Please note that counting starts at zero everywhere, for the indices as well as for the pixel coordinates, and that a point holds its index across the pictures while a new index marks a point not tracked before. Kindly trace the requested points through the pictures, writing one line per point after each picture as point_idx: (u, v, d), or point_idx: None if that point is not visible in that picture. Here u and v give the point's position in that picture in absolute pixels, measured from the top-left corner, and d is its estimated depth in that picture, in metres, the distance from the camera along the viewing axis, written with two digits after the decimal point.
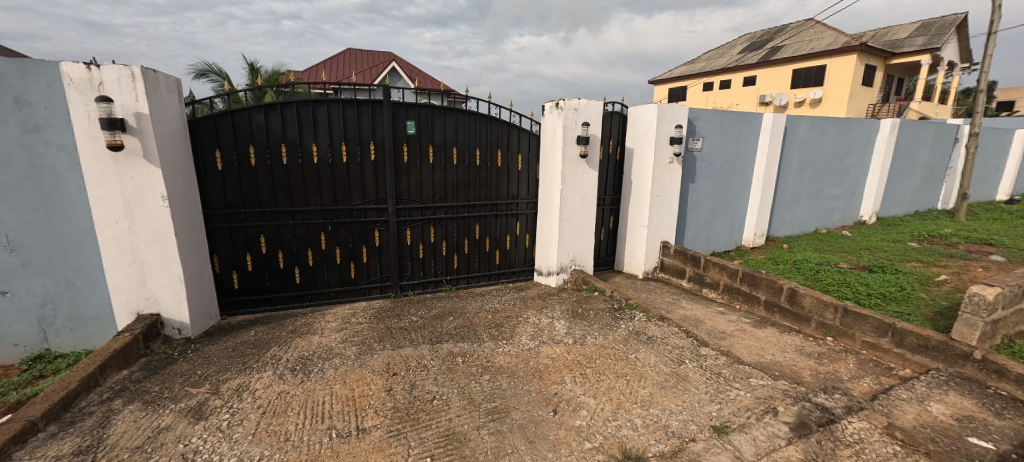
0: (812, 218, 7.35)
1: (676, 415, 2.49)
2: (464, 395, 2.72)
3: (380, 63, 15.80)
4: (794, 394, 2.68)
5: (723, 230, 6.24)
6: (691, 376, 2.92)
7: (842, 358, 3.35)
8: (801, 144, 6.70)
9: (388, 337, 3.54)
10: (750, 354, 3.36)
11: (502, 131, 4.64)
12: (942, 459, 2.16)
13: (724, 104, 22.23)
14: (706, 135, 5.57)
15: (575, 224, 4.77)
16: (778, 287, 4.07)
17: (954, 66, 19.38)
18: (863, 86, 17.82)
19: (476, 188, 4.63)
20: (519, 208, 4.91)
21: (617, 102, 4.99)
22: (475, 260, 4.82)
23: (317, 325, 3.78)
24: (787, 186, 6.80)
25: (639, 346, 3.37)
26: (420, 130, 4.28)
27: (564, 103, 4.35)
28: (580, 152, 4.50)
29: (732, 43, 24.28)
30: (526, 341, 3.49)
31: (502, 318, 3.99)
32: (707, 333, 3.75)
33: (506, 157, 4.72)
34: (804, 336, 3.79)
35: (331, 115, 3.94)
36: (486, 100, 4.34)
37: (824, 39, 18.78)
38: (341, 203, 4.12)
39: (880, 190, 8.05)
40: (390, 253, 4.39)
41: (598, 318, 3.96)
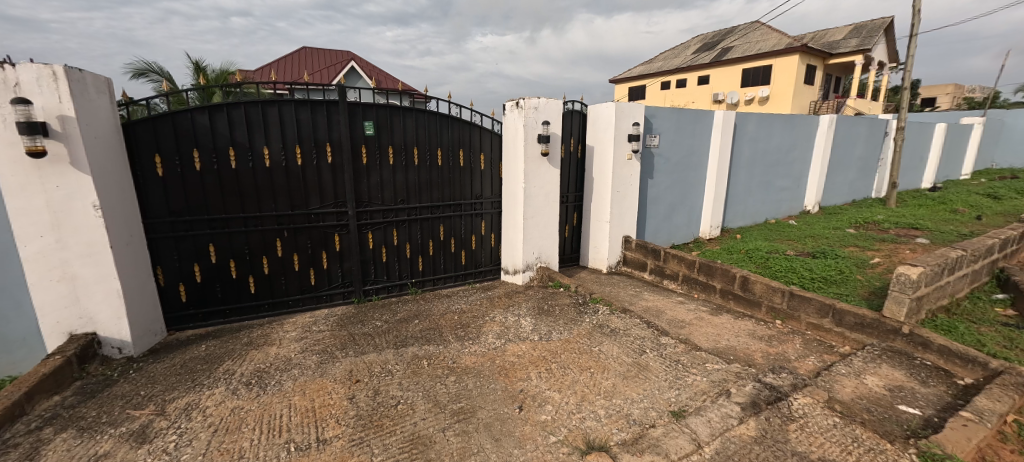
0: (762, 209, 7.77)
1: (637, 403, 2.57)
2: (430, 398, 2.68)
3: (337, 62, 15.30)
4: (745, 375, 2.83)
5: (681, 223, 6.48)
6: (651, 365, 3.02)
7: (790, 339, 3.57)
8: (750, 140, 7.07)
9: (351, 344, 3.44)
10: (707, 340, 3.52)
11: (463, 130, 4.61)
12: (875, 427, 2.34)
13: (681, 102, 23.11)
14: (662, 132, 5.76)
15: (539, 222, 4.80)
16: (732, 275, 4.28)
17: (883, 65, 21.05)
18: (804, 85, 19.02)
19: (439, 189, 4.58)
20: (483, 208, 4.91)
21: (576, 101, 5.08)
22: (441, 261, 4.77)
23: (275, 335, 3.62)
24: (738, 180, 7.15)
25: (603, 339, 3.46)
26: (379, 130, 4.17)
27: (525, 102, 4.36)
28: (542, 151, 4.54)
29: (686, 44, 25.28)
30: (492, 340, 3.49)
31: (468, 318, 3.97)
32: (668, 323, 3.90)
33: (469, 157, 4.69)
34: (756, 320, 4.01)
35: (283, 116, 3.78)
36: (447, 99, 4.29)
37: (769, 40, 19.89)
38: (298, 208, 3.96)
39: (821, 181, 8.63)
40: (352, 258, 4.26)
41: (563, 314, 4.02)
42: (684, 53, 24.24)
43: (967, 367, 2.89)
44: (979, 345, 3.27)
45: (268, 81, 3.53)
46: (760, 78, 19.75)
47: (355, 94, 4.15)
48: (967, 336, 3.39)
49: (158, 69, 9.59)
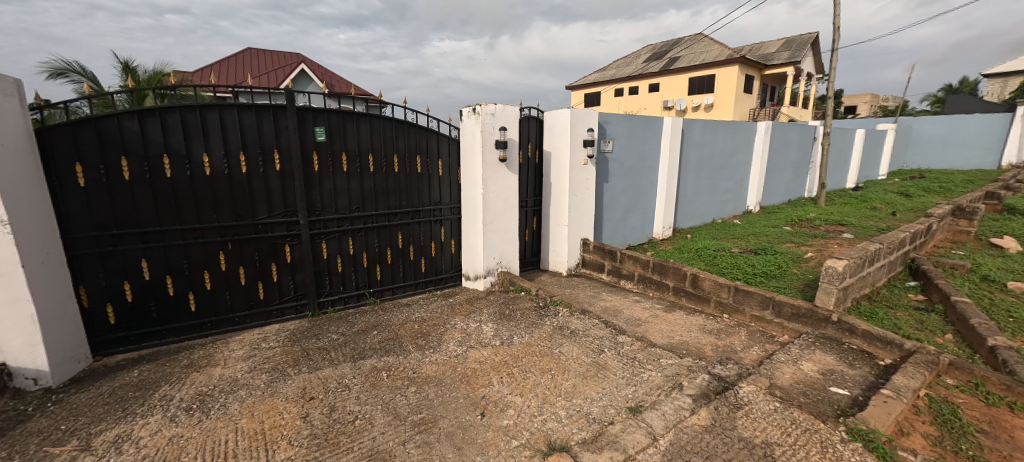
0: (709, 210, 8.22)
1: (596, 402, 2.63)
2: (389, 411, 2.61)
3: (287, 65, 14.65)
4: (696, 368, 2.98)
5: (636, 225, 6.73)
6: (610, 363, 3.10)
7: (736, 332, 3.80)
8: (696, 144, 7.48)
9: (304, 360, 3.28)
10: (662, 337, 3.67)
11: (420, 136, 4.55)
12: (811, 408, 2.53)
13: (633, 108, 24.09)
14: (616, 137, 5.97)
15: (498, 227, 4.82)
16: (683, 273, 4.49)
17: (811, 76, 23.01)
18: (744, 93, 20.39)
19: (396, 195, 4.48)
20: (442, 214, 4.86)
21: (532, 107, 5.15)
22: (400, 270, 4.67)
23: (219, 355, 3.38)
24: (687, 182, 7.53)
25: (563, 340, 3.52)
26: (331, 136, 4.03)
27: (482, 108, 4.38)
28: (499, 157, 4.57)
29: (637, 53, 26.41)
30: (453, 348, 3.45)
31: (429, 326, 3.90)
32: (625, 322, 4.03)
33: (426, 163, 4.64)
34: (705, 315, 4.23)
35: (224, 121, 3.56)
36: (402, 104, 4.22)
37: (712, 51, 21.19)
38: (243, 219, 3.74)
39: (761, 183, 9.27)
40: (305, 269, 4.08)
41: (524, 318, 4.05)
42: (636, 62, 25.31)
43: (887, 349, 3.20)
44: (896, 329, 3.64)
45: (207, 85, 3.33)
46: (705, 87, 20.98)
47: (305, 99, 3.99)
48: (886, 320, 3.75)
49: (79, 69, 8.73)
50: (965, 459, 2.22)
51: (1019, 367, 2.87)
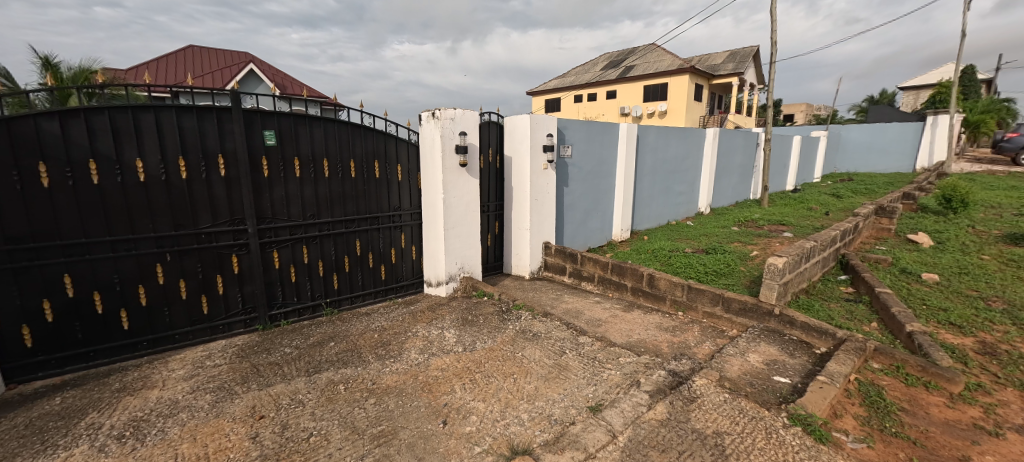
0: (664, 212, 8.58)
1: (558, 403, 2.66)
2: (347, 425, 2.52)
3: (233, 64, 13.87)
4: (653, 365, 3.09)
5: (596, 228, 6.89)
6: (571, 364, 3.16)
7: (689, 328, 3.98)
8: (651, 150, 7.79)
9: (254, 376, 3.10)
10: (621, 335, 3.79)
11: (378, 140, 4.45)
12: (756, 397, 2.69)
13: (592, 114, 24.75)
14: (574, 142, 6.11)
15: (460, 232, 4.79)
16: (640, 274, 4.65)
17: (754, 86, 24.64)
18: (694, 101, 21.50)
19: (353, 201, 4.35)
20: (402, 220, 4.77)
21: (492, 112, 5.17)
22: (359, 278, 4.53)
23: (157, 377, 3.12)
24: (643, 186, 7.82)
25: (525, 344, 3.54)
26: (282, 140, 3.85)
27: (441, 112, 4.34)
28: (460, 162, 4.55)
29: (595, 61, 27.20)
30: (415, 356, 3.38)
31: (389, 335, 3.80)
32: (586, 322, 4.12)
33: (384, 168, 4.54)
34: (662, 313, 4.40)
35: (161, 124, 3.32)
36: (359, 108, 4.11)
37: (664, 61, 22.19)
38: (183, 228, 3.49)
39: (710, 186, 9.77)
40: (254, 280, 3.86)
41: (486, 323, 4.03)
42: (594, 69, 26.05)
43: (822, 338, 3.46)
44: (830, 319, 3.95)
45: (140, 84, 3.08)
46: (658, 94, 21.92)
47: (252, 101, 3.79)
48: (821, 312, 4.07)
49: None
50: (889, 436, 2.44)
51: (932, 350, 3.20)
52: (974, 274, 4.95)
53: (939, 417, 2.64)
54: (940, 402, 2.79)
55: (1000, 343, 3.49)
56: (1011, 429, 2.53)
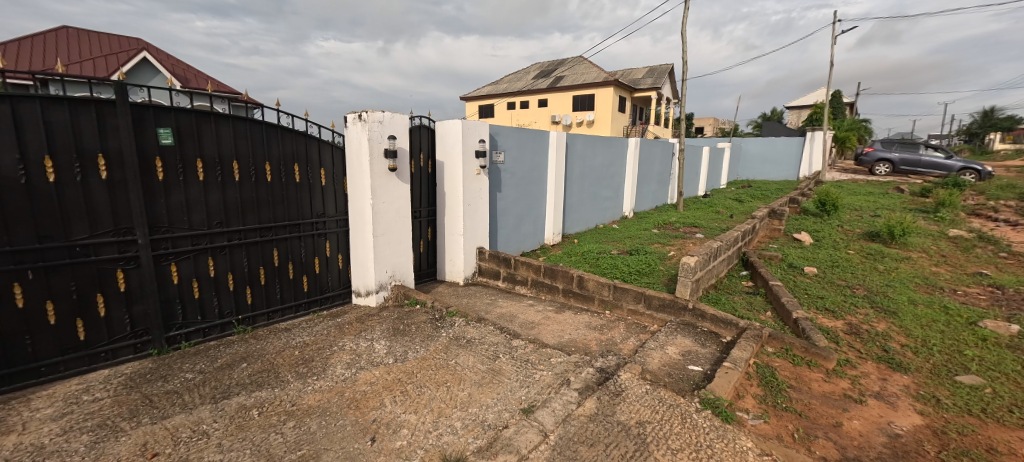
0: (592, 216, 9.00)
1: (491, 408, 2.66)
2: (261, 453, 2.30)
3: (121, 51, 12.12)
4: (582, 363, 3.22)
5: (529, 232, 7.03)
6: (504, 368, 3.17)
7: (616, 326, 4.21)
8: (579, 157, 8.15)
9: (147, 409, 2.71)
10: (553, 336, 3.90)
11: (298, 142, 4.15)
12: (673, 386, 2.91)
13: (524, 121, 25.31)
14: (506, 148, 6.19)
15: (390, 239, 4.61)
16: (571, 276, 4.83)
17: (669, 101, 26.89)
18: (618, 112, 22.91)
19: (270, 208, 4.01)
20: (327, 227, 4.48)
21: (423, 116, 5.08)
22: (278, 291, 4.17)
23: (14, 419, 2.60)
24: (572, 191, 8.14)
25: (459, 351, 3.50)
26: (181, 139, 3.44)
27: (368, 115, 4.16)
28: (389, 166, 4.39)
29: (526, 70, 27.93)
30: (341, 371, 3.19)
31: (312, 351, 3.54)
32: (520, 326, 4.18)
33: (305, 172, 4.25)
34: (591, 312, 4.61)
35: (20, 116, 2.80)
36: (275, 107, 3.81)
37: (590, 73, 23.40)
38: (51, 240, 2.96)
39: (633, 192, 10.45)
40: (147, 298, 3.38)
41: (419, 332, 3.92)
42: (525, 77, 26.71)
43: (727, 328, 3.85)
44: (734, 311, 4.41)
45: None
46: (586, 104, 23.04)
47: (143, 95, 3.35)
48: (727, 304, 4.53)
49: None
50: (781, 410, 2.77)
51: (812, 333, 3.71)
52: (843, 266, 5.83)
53: (819, 390, 3.06)
54: (820, 377, 3.23)
55: (862, 323, 4.15)
56: (871, 396, 3.01)
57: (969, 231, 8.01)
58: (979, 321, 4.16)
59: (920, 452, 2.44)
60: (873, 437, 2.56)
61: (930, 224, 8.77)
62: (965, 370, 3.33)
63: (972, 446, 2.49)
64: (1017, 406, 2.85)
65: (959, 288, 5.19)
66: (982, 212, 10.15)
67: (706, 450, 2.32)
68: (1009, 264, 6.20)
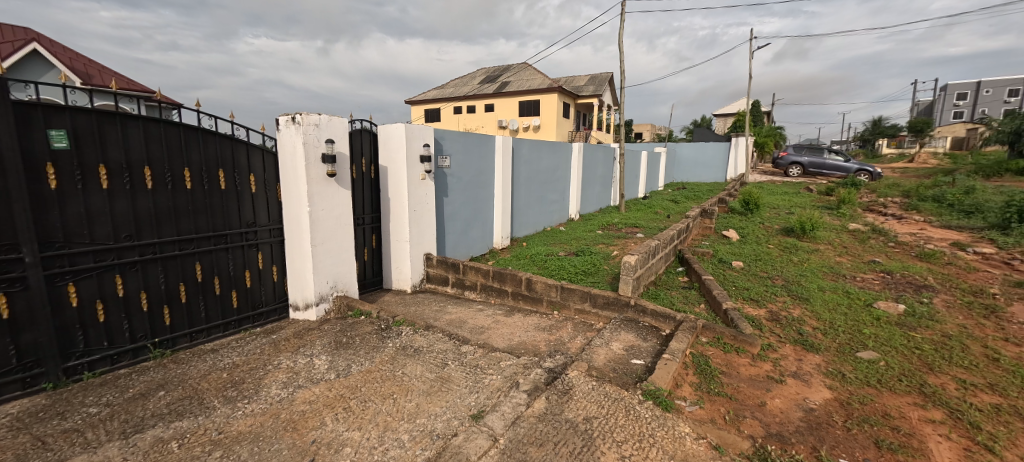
0: (540, 219, 9.14)
1: (439, 417, 2.61)
2: None
3: (6, 41, 10.55)
4: (531, 364, 3.25)
5: (477, 236, 7.00)
6: (453, 376, 3.12)
7: (564, 325, 4.31)
8: (525, 161, 8.25)
9: (38, 453, 2.35)
10: (503, 340, 3.91)
11: (222, 146, 3.84)
12: (617, 381, 3.02)
13: (471, 126, 25.27)
14: (452, 153, 6.13)
15: (330, 248, 4.38)
16: (519, 278, 4.86)
17: (610, 107, 28.11)
18: (562, 117, 23.56)
19: (191, 218, 3.65)
20: (258, 237, 4.18)
21: (364, 120, 4.90)
22: (202, 309, 3.80)
23: None
24: (519, 195, 8.22)
25: (406, 360, 3.39)
26: (79, 142, 3.04)
27: (303, 118, 3.93)
28: (328, 171, 4.18)
29: (472, 75, 27.95)
30: (276, 392, 2.97)
31: (243, 372, 3.27)
32: (469, 331, 4.14)
33: (232, 178, 3.93)
34: (539, 314, 4.67)
35: None
36: (194, 108, 3.49)
37: (534, 79, 23.88)
38: None
39: (578, 195, 10.77)
40: (37, 326, 2.93)
41: (363, 343, 3.76)
42: (471, 82, 26.70)
43: (665, 322, 4.07)
44: (672, 305, 4.67)
45: None
46: (531, 109, 23.47)
47: (28, 92, 2.91)
48: (665, 299, 4.80)
49: None
50: (714, 395, 2.97)
51: (739, 322, 4.02)
52: (765, 259, 6.40)
53: (746, 374, 3.32)
54: (746, 362, 3.51)
55: (781, 310, 4.57)
56: (789, 375, 3.31)
57: (865, 225, 9.13)
58: (873, 303, 4.75)
59: (830, 422, 2.73)
60: (792, 413, 2.83)
61: (833, 219, 9.89)
62: (864, 347, 3.78)
63: (871, 413, 2.83)
64: (905, 375, 3.28)
65: (858, 274, 5.89)
66: (874, 208, 11.61)
67: (648, 439, 2.43)
68: (896, 252, 7.13)
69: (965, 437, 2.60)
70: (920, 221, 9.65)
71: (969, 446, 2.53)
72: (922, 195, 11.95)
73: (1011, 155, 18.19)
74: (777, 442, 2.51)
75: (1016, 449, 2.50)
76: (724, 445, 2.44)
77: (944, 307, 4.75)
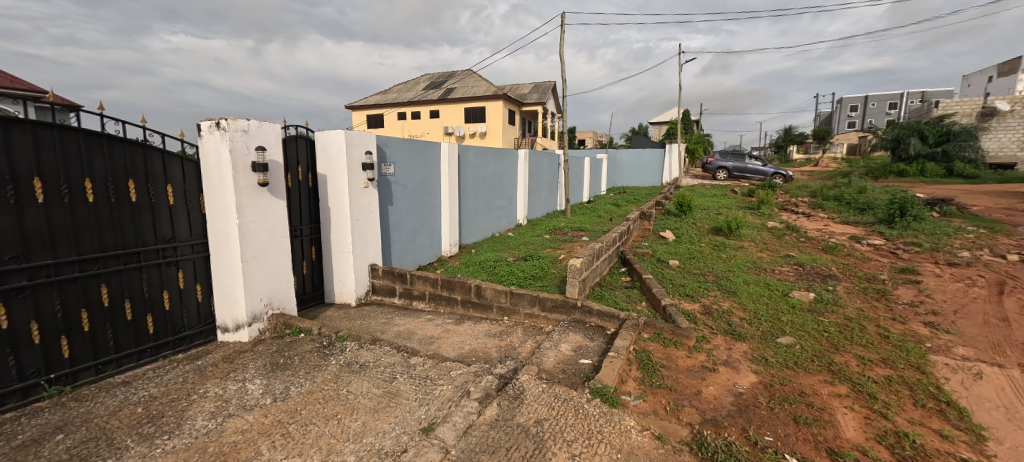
0: (488, 225, 9.16)
1: (388, 434, 2.52)
2: None
3: None
4: (482, 371, 3.23)
5: (424, 245, 6.86)
6: (401, 389, 3.02)
7: (514, 330, 4.34)
8: (471, 168, 8.23)
9: None
10: (453, 348, 3.86)
11: (133, 154, 3.47)
12: (566, 381, 3.08)
13: (417, 132, 24.85)
14: (396, 160, 5.97)
15: (264, 263, 4.09)
16: (468, 286, 4.83)
17: (553, 115, 28.89)
18: (508, 124, 23.85)
19: (95, 234, 3.24)
20: (178, 253, 3.80)
21: (298, 126, 4.65)
22: (109, 337, 3.37)
23: None
24: (467, 202, 8.18)
25: (351, 377, 3.24)
26: None
27: (229, 123, 3.63)
28: (259, 181, 3.91)
29: (416, 80, 27.51)
30: (203, 423, 2.71)
31: (163, 405, 2.94)
32: (418, 342, 4.04)
33: (144, 190, 3.55)
34: (489, 320, 4.67)
35: None
36: (98, 111, 3.11)
37: (479, 86, 23.98)
38: None
39: (525, 200, 10.92)
40: None
41: (303, 363, 3.53)
42: (415, 88, 26.26)
43: (610, 321, 4.23)
44: (616, 304, 4.88)
45: None
46: (477, 116, 23.52)
47: None
48: (610, 299, 5.00)
49: None
50: (656, 388, 3.14)
51: (677, 317, 4.29)
52: (698, 257, 6.89)
53: (684, 365, 3.54)
54: (684, 354, 3.74)
55: (713, 304, 4.94)
56: (721, 364, 3.58)
57: (781, 223, 10.12)
58: (789, 292, 5.28)
59: (756, 404, 2.98)
60: (724, 398, 3.05)
61: (755, 218, 10.86)
62: (782, 332, 4.18)
63: (790, 392, 3.13)
64: (817, 356, 3.66)
65: (776, 267, 6.51)
66: (788, 207, 12.91)
67: (596, 436, 2.51)
68: (806, 246, 7.98)
69: (865, 407, 2.95)
70: (825, 218, 10.88)
71: (868, 414, 2.87)
72: (826, 196, 13.47)
73: (892, 159, 21.09)
74: (712, 427, 2.70)
75: (903, 414, 2.89)
76: (666, 434, 2.58)
77: (845, 293, 5.38)
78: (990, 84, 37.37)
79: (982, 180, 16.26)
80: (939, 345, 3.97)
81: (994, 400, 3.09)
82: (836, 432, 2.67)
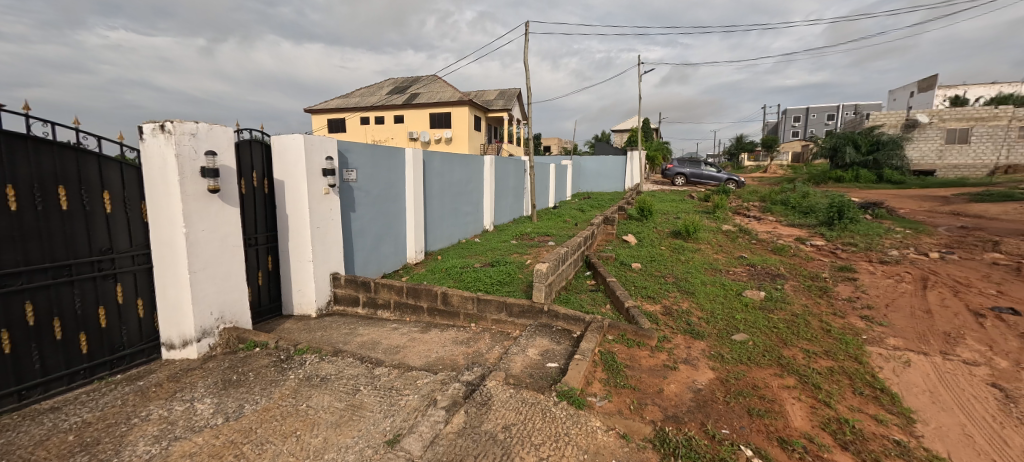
0: (454, 232, 9.08)
1: (351, 448, 2.43)
2: None
3: None
4: (449, 379, 3.19)
5: (389, 252, 6.71)
6: (365, 402, 2.93)
7: (481, 337, 4.32)
8: (436, 174, 8.15)
9: None
10: (420, 357, 3.79)
11: (63, 158, 3.19)
12: (534, 386, 3.10)
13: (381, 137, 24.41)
14: (358, 166, 5.82)
15: (215, 274, 3.86)
16: (434, 293, 4.76)
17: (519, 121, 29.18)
18: (474, 130, 23.86)
19: (18, 246, 2.95)
20: (117, 265, 3.52)
21: (253, 130, 4.44)
22: (34, 358, 3.06)
23: None
24: (432, 208, 8.08)
25: (311, 391, 3.11)
26: None
27: (175, 126, 3.42)
28: (209, 187, 3.70)
29: (379, 85, 27.05)
30: (146, 448, 2.51)
31: (99, 430, 2.70)
32: (383, 352, 3.94)
33: (77, 197, 3.28)
34: (456, 327, 4.62)
35: None
36: (23, 111, 2.84)
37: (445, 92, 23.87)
38: None
39: (491, 206, 10.93)
40: None
41: (258, 379, 3.35)
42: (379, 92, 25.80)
43: (576, 324, 4.31)
44: (582, 307, 4.97)
45: None
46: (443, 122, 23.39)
47: None
48: (576, 303, 5.08)
49: None
50: (620, 388, 3.21)
51: (639, 318, 4.41)
52: (658, 260, 7.15)
53: (646, 365, 3.66)
54: (646, 354, 3.86)
55: (673, 304, 5.13)
56: (681, 362, 3.72)
57: (734, 226, 10.67)
58: (743, 291, 5.57)
59: (713, 399, 3.11)
60: (684, 395, 3.17)
61: (711, 222, 11.40)
62: (737, 330, 4.40)
63: (744, 386, 3.29)
64: (768, 351, 3.88)
65: (731, 268, 6.86)
66: (741, 211, 13.65)
67: (563, 438, 2.53)
68: (757, 248, 8.46)
69: (811, 397, 3.16)
70: (773, 221, 11.58)
71: (814, 403, 3.07)
72: (774, 200, 14.36)
73: (830, 166, 22.78)
74: (674, 424, 2.79)
75: (844, 402, 3.11)
76: (630, 432, 2.64)
77: (792, 291, 5.74)
78: (912, 100, 41.27)
79: (907, 186, 17.86)
80: (874, 336, 4.31)
81: (921, 385, 3.38)
82: (786, 422, 2.84)
